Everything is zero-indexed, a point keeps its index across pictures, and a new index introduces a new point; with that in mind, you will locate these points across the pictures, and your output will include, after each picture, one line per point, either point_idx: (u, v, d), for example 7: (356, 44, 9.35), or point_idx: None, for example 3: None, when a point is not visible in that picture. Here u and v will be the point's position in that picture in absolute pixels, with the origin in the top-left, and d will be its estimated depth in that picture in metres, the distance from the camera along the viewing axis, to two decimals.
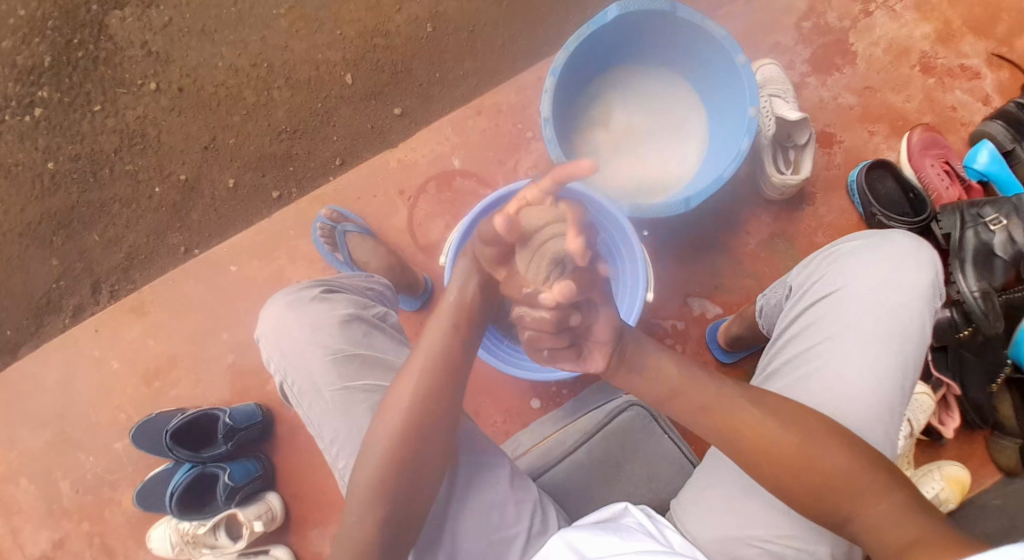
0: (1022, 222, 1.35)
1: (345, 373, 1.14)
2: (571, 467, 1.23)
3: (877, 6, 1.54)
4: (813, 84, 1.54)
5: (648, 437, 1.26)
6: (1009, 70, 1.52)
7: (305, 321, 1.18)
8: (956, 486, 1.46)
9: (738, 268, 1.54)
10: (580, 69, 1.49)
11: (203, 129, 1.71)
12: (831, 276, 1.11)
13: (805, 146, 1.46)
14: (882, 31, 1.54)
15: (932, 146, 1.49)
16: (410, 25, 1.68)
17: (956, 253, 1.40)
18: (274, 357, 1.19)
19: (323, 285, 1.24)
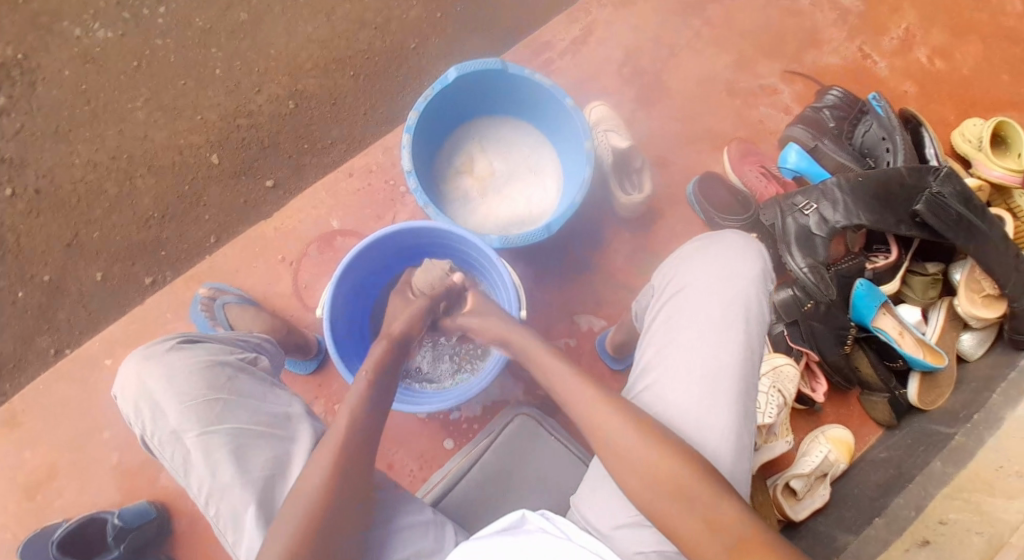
0: (830, 203, 1.52)
1: (207, 418, 1.09)
2: (471, 485, 1.22)
3: (681, 48, 1.77)
4: (642, 116, 1.74)
5: (536, 442, 1.25)
6: (801, 82, 1.77)
7: (161, 371, 1.12)
8: (842, 446, 1.59)
9: (613, 282, 1.66)
10: (435, 124, 1.61)
11: (64, 226, 1.67)
12: (682, 274, 1.19)
13: (642, 170, 1.65)
14: (689, 67, 1.77)
15: (747, 154, 1.70)
16: (272, 105, 1.74)
17: (782, 238, 1.56)
18: (131, 413, 1.11)
19: (182, 336, 1.18)
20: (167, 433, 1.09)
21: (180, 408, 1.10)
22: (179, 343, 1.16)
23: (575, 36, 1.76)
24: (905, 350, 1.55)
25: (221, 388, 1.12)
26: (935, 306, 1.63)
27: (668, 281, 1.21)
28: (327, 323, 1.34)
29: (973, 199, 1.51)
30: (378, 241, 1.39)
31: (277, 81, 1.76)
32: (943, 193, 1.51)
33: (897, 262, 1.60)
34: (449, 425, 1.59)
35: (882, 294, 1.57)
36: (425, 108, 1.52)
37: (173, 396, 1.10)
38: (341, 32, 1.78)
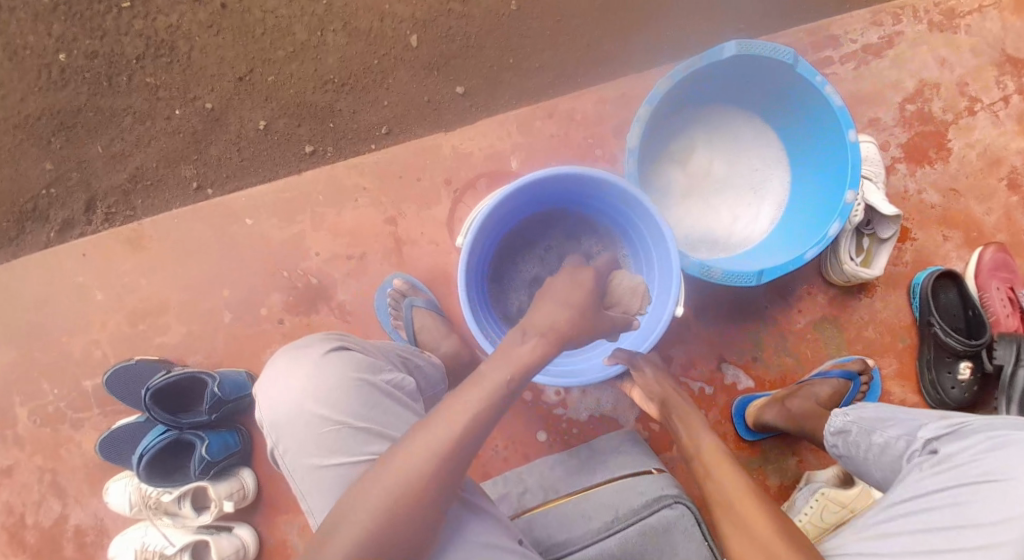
0: None
1: (339, 447, 1.06)
2: (603, 552, 1.17)
3: (982, 107, 1.46)
4: (902, 172, 1.46)
5: (683, 540, 1.19)
6: None
7: (303, 386, 1.09)
8: None
9: (782, 342, 1.47)
10: (677, 98, 1.37)
11: (241, 57, 1.52)
12: (993, 467, 1.03)
13: (885, 241, 1.41)
14: (981, 134, 1.46)
15: (1001, 268, 1.43)
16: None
17: (1005, 388, 1.37)
18: (267, 420, 1.10)
19: (333, 344, 1.14)
20: (296, 449, 1.08)
21: (315, 425, 1.07)
22: (332, 349, 1.13)
23: (867, 49, 1.46)
24: None
25: (356, 412, 1.08)
26: None
27: (966, 459, 1.05)
28: (464, 251, 1.18)
29: None
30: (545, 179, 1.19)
31: None
32: None
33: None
34: (549, 419, 1.48)
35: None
36: (681, 79, 1.30)
37: (309, 411, 1.08)
38: None
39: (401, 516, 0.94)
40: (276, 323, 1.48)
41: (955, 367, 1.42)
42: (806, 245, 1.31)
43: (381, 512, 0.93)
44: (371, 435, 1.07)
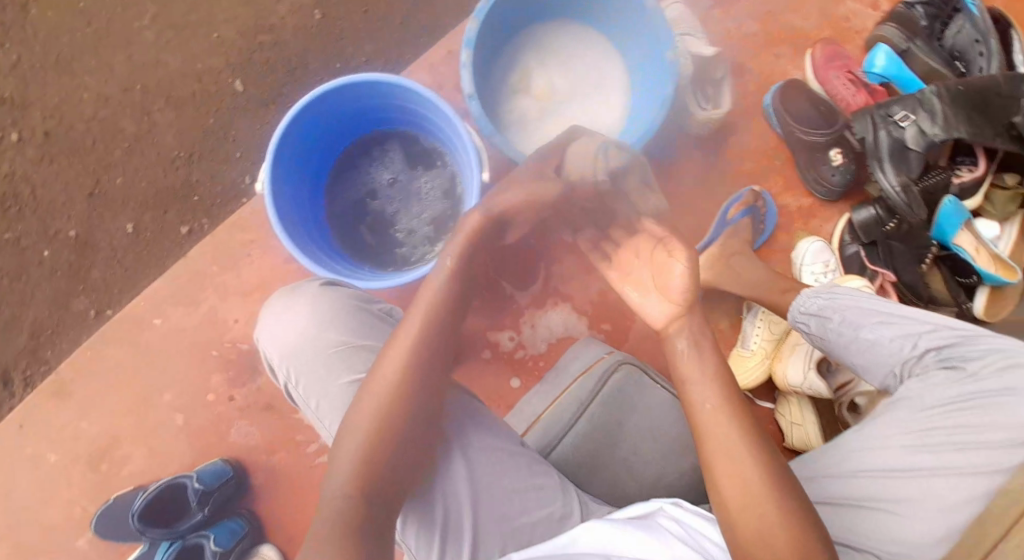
0: (929, 114, 1.38)
1: (353, 367, 1.05)
2: (582, 436, 1.18)
3: None
4: (715, 17, 1.57)
5: (642, 391, 1.21)
6: None
7: (305, 314, 1.08)
8: None
9: (682, 212, 1.53)
10: (492, 39, 1.45)
11: (83, 173, 1.54)
12: (999, 408, 1.10)
13: (721, 81, 1.49)
14: None
15: (833, 59, 1.55)
16: (297, 18, 1.55)
17: (873, 154, 1.43)
18: (274, 357, 1.08)
19: (322, 281, 1.15)
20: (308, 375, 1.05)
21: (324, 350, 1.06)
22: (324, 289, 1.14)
23: None
24: (981, 268, 1.39)
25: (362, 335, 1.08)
26: (1013, 220, 1.49)
27: (972, 396, 1.11)
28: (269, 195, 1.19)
29: None
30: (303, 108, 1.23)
31: None
32: None
33: (983, 179, 1.46)
34: (515, 364, 1.54)
35: (966, 209, 1.42)
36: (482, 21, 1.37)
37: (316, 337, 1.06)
38: None
39: (391, 429, 0.94)
40: (229, 401, 1.49)
41: (827, 157, 1.50)
42: (652, 113, 1.38)
43: (375, 423, 0.94)
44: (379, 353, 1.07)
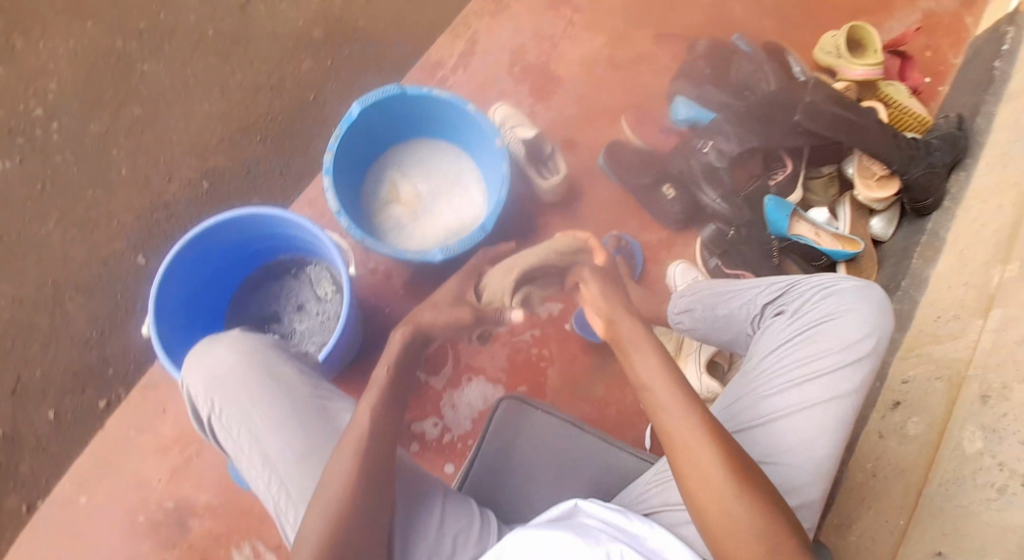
0: (722, 137, 1.61)
1: (279, 391, 1.08)
2: (484, 472, 1.21)
3: (561, 37, 1.79)
4: (541, 110, 1.75)
5: (528, 419, 1.25)
6: (676, 44, 1.79)
7: (232, 348, 1.11)
8: None
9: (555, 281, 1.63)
10: (349, 165, 1.58)
11: (6, 373, 1.60)
12: (826, 336, 1.16)
13: (552, 154, 1.68)
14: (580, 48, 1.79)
15: (643, 118, 1.76)
16: (188, 191, 1.66)
17: (691, 181, 1.63)
18: (199, 393, 1.10)
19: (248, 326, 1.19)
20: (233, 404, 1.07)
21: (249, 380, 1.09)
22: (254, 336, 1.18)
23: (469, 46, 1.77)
24: (826, 248, 1.59)
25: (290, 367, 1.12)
26: (839, 202, 1.67)
27: (800, 333, 1.18)
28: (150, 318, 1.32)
29: (843, 99, 1.58)
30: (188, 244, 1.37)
31: (187, 165, 1.67)
32: (817, 100, 1.57)
33: (795, 172, 1.64)
34: (447, 450, 1.62)
35: (790, 203, 1.60)
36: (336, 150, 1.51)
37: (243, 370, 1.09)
38: (237, 105, 1.69)
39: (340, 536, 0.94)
40: None
41: (662, 194, 1.66)
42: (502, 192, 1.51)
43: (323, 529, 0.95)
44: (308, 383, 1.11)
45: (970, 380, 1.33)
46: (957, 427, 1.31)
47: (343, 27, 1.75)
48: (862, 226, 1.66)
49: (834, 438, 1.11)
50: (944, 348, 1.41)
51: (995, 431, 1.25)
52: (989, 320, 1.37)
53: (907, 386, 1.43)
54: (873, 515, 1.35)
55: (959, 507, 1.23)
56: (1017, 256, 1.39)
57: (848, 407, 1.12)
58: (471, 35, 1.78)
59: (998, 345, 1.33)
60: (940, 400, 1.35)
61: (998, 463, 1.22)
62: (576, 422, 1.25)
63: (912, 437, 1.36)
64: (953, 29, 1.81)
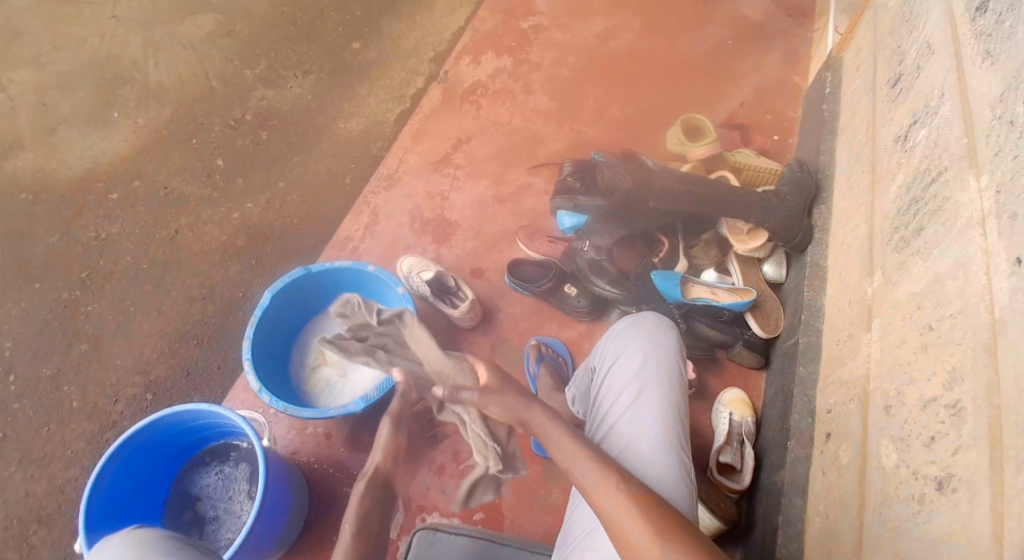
0: (594, 234, 1.74)
1: None
2: None
3: (449, 189, 1.98)
4: (447, 251, 1.90)
5: (439, 547, 1.39)
6: (550, 170, 2.00)
7: None
8: (739, 403, 1.75)
9: None
10: (275, 343, 1.73)
11: None
12: (617, 372, 1.35)
13: (458, 286, 1.77)
14: (470, 193, 1.97)
15: (534, 235, 1.89)
16: (134, 406, 1.78)
17: (582, 276, 1.75)
18: None
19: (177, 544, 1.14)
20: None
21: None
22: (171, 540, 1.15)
23: (368, 218, 1.96)
24: (724, 302, 1.70)
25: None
26: (728, 261, 1.81)
27: (604, 380, 1.37)
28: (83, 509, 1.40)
29: (689, 176, 1.76)
30: (120, 445, 1.46)
31: (130, 383, 1.81)
32: (663, 181, 1.74)
33: (674, 246, 1.79)
34: None
35: (677, 273, 1.71)
36: (257, 334, 1.67)
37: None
38: (174, 318, 1.87)
39: None
40: None
41: (566, 293, 1.78)
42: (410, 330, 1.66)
43: None
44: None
45: (873, 394, 1.43)
46: (874, 442, 1.39)
47: (261, 231, 1.99)
48: (750, 275, 1.79)
49: (647, 458, 1.25)
50: (848, 369, 1.51)
51: (902, 441, 1.33)
52: (873, 330, 1.48)
53: (831, 415, 1.52)
54: (835, 557, 1.40)
55: (893, 527, 1.30)
56: (877, 266, 1.51)
57: (646, 427, 1.27)
58: (372, 209, 1.98)
59: (885, 354, 1.43)
60: (857, 422, 1.45)
61: (912, 472, 1.30)
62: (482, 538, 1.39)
63: (845, 466, 1.44)
64: (784, 94, 2.04)
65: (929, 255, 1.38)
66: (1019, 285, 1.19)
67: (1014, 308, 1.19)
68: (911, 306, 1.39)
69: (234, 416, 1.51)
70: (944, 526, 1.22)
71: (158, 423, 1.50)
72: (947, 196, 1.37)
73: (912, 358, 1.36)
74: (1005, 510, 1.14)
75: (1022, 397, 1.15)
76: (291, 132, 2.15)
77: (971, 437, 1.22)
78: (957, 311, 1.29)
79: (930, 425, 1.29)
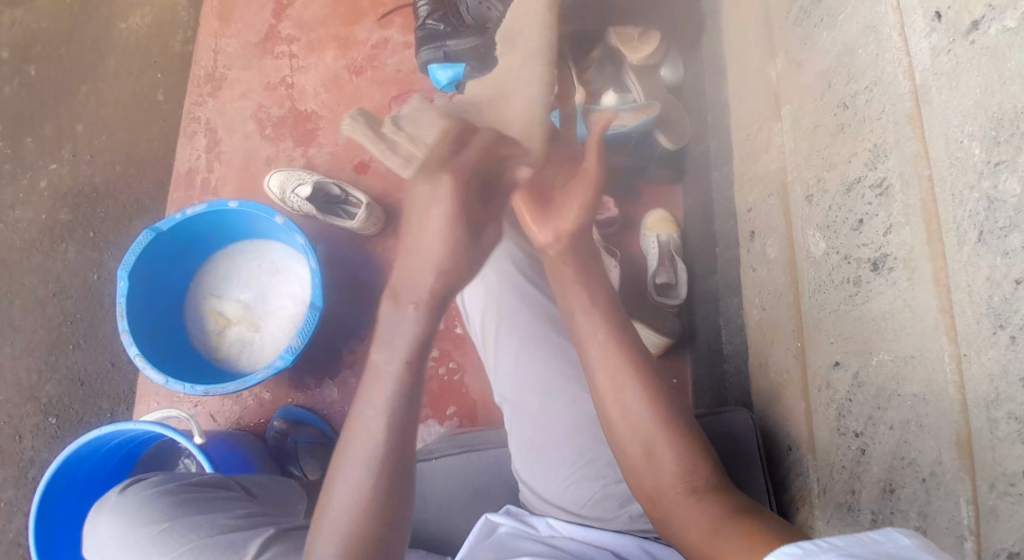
0: None
1: None
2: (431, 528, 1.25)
3: (291, 75, 1.73)
4: (315, 153, 1.70)
5: (429, 474, 1.28)
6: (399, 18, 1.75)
7: (140, 525, 1.13)
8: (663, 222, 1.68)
9: None
10: (160, 322, 1.53)
11: None
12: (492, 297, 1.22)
13: (346, 191, 1.63)
14: (315, 74, 1.73)
15: (410, 101, 1.69)
16: (42, 435, 1.59)
17: None
18: None
19: (173, 487, 1.19)
20: None
21: (146, 545, 1.11)
22: (165, 496, 1.17)
23: (208, 138, 1.70)
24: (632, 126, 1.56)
25: (192, 539, 1.11)
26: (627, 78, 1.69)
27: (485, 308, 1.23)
28: None
29: None
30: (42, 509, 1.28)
31: (25, 413, 1.60)
32: None
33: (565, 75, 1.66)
34: None
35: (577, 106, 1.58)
36: (135, 321, 1.46)
37: (139, 534, 1.12)
38: (35, 328, 1.63)
39: None
40: None
41: None
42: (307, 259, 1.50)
43: None
44: None
45: (793, 186, 1.42)
46: (800, 234, 1.40)
47: (82, 194, 1.69)
48: (649, 84, 1.67)
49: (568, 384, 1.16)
50: (764, 164, 1.48)
51: (830, 228, 1.33)
52: (784, 118, 1.43)
53: (753, 215, 1.51)
54: (781, 345, 1.44)
55: (833, 313, 1.32)
56: (780, 47, 1.42)
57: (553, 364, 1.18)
58: (206, 124, 1.71)
59: (801, 141, 1.40)
60: (779, 214, 1.45)
61: (843, 257, 1.31)
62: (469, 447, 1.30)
63: (776, 261, 1.45)
64: None
65: (834, 24, 1.30)
66: (940, 42, 1.12)
67: (935, 68, 1.13)
68: (820, 85, 1.34)
69: (149, 425, 1.34)
70: (884, 307, 1.23)
71: (69, 466, 1.31)
72: None
73: (831, 140, 1.34)
74: (949, 284, 1.12)
75: (954, 164, 1.11)
76: (64, 55, 1.77)
77: (901, 215, 1.20)
78: (872, 83, 1.24)
79: (857, 209, 1.29)
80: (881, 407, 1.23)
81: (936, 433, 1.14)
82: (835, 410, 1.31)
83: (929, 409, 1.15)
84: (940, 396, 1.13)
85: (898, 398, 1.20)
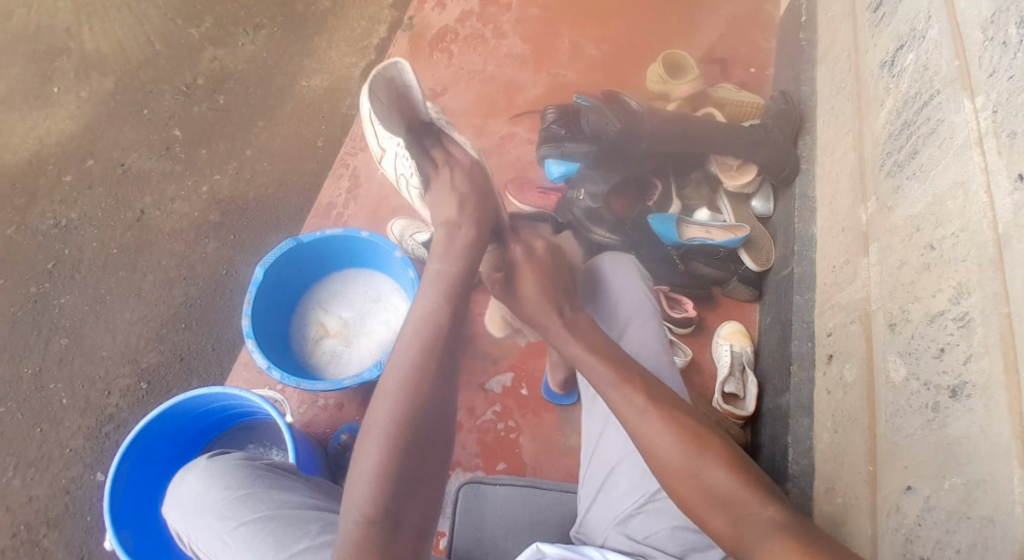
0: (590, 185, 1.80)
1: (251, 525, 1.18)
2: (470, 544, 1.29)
3: None
4: None
5: (485, 499, 1.33)
6: (528, 122, 2.01)
7: (224, 488, 1.20)
8: (738, 335, 1.86)
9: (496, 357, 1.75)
10: (271, 318, 1.65)
11: None
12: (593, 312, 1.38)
13: None
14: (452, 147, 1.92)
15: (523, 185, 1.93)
16: (128, 397, 1.70)
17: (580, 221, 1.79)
18: (177, 522, 1.22)
19: (252, 465, 1.25)
20: (202, 531, 1.19)
21: (223, 507, 1.19)
22: (246, 470, 1.24)
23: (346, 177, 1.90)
24: (722, 241, 1.79)
25: (264, 509, 1.18)
26: (721, 203, 1.91)
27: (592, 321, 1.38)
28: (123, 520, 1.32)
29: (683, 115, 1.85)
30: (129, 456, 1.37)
31: (121, 374, 1.72)
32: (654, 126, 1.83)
33: (666, 189, 1.88)
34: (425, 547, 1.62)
35: (670, 215, 1.81)
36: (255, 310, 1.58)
37: (218, 496, 1.20)
38: (158, 303, 1.79)
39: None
40: None
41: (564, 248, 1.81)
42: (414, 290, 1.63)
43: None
44: (284, 531, 1.17)
45: (875, 313, 1.50)
46: (880, 359, 1.47)
47: (233, 203, 1.91)
48: (742, 212, 1.88)
49: None
50: (846, 294, 1.59)
51: (911, 354, 1.40)
52: (870, 255, 1.55)
53: (831, 338, 1.60)
54: (847, 468, 1.48)
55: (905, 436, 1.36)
56: (871, 193, 1.58)
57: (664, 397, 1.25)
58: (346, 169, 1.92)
59: (884, 273, 1.50)
60: (860, 341, 1.52)
61: (924, 383, 1.36)
62: (528, 483, 1.34)
63: (852, 383, 1.52)
64: (751, 24, 2.16)
65: (925, 178, 1.43)
66: (1020, 201, 1.23)
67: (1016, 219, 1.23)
68: (909, 228, 1.45)
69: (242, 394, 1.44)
70: (958, 431, 1.27)
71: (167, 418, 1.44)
72: (941, 119, 1.42)
73: (915, 278, 1.42)
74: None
75: None
76: (248, 92, 2.04)
77: (981, 345, 1.26)
78: (959, 228, 1.34)
79: (939, 337, 1.34)
80: (950, 530, 1.24)
81: (1001, 553, 1.15)
82: (902, 535, 1.33)
83: (997, 527, 1.17)
84: (1008, 516, 1.16)
85: (967, 519, 1.22)
